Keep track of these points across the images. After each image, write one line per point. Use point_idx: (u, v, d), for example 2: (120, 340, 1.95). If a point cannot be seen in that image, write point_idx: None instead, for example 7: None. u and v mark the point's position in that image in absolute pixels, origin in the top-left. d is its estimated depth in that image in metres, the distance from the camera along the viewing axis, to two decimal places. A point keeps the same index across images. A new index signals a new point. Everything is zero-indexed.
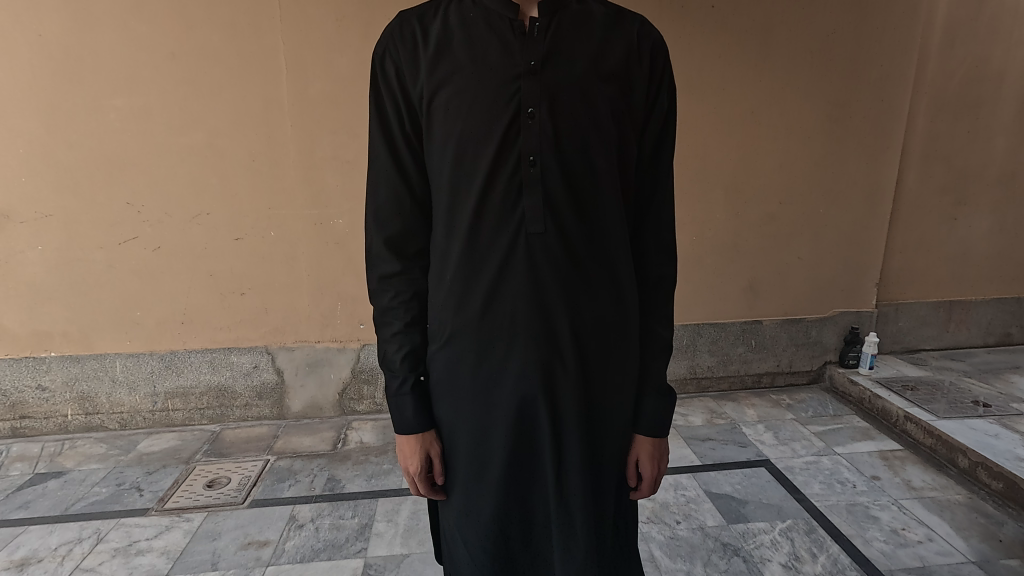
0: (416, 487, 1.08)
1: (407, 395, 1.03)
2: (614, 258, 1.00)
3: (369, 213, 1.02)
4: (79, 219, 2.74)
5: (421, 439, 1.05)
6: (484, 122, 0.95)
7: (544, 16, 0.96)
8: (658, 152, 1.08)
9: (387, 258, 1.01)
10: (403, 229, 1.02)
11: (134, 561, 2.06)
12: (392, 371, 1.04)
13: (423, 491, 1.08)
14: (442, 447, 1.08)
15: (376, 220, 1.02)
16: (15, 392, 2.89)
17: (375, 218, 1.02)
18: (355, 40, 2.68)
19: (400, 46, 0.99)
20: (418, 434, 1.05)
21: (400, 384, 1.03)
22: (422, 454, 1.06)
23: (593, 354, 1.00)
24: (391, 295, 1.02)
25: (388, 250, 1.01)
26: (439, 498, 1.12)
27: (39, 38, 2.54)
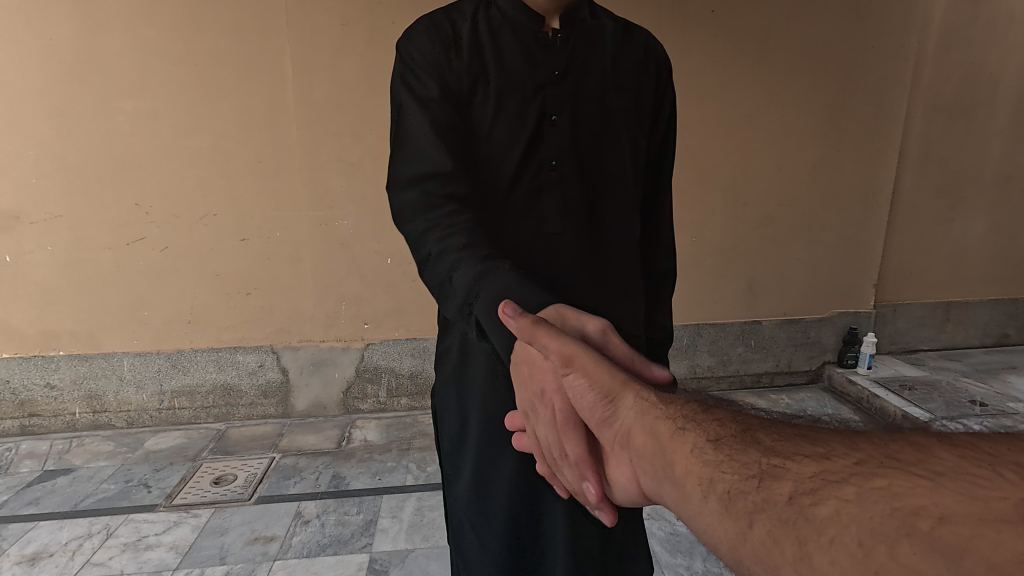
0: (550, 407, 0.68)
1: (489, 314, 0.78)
2: (625, 255, 1.08)
3: (404, 184, 0.95)
4: (89, 220, 2.79)
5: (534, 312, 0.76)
6: (511, 126, 1.00)
7: (564, 28, 1.02)
8: (663, 154, 1.17)
9: (435, 211, 0.91)
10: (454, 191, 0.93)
11: (143, 555, 2.10)
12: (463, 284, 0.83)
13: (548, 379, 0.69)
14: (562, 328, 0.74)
15: (419, 183, 0.93)
16: (24, 391, 2.94)
17: (418, 183, 0.93)
18: (359, 44, 2.72)
19: (432, 43, 1.01)
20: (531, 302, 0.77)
21: (479, 303, 0.80)
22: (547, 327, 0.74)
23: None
24: (444, 231, 0.88)
25: (434, 206, 0.91)
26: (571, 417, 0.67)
27: (51, 42, 2.59)
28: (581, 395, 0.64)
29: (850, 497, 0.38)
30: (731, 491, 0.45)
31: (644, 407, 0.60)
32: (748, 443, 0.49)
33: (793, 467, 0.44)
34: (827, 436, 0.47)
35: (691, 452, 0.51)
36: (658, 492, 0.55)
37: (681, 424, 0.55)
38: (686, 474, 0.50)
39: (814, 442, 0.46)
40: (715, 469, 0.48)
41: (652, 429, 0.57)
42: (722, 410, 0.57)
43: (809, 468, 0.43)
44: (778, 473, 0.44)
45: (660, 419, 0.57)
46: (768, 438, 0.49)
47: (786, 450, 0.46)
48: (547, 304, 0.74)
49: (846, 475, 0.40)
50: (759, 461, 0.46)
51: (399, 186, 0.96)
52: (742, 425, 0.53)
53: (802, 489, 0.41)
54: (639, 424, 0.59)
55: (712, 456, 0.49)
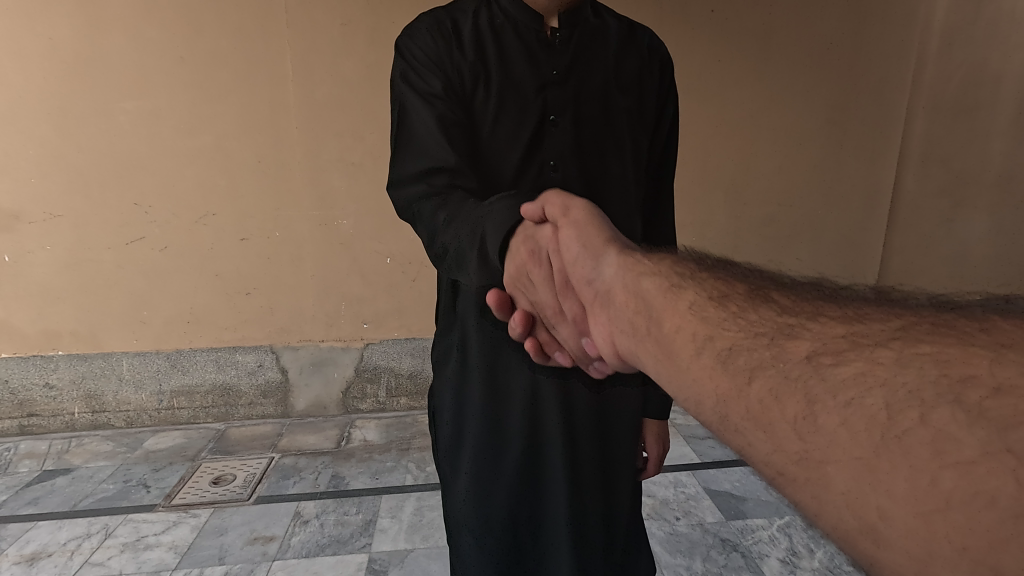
0: (550, 269, 0.69)
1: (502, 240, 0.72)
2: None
3: (409, 178, 0.92)
4: (89, 220, 2.79)
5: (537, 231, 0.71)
6: (514, 124, 1.00)
7: (564, 28, 1.04)
8: (664, 157, 1.19)
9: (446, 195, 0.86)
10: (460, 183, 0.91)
11: (143, 555, 2.09)
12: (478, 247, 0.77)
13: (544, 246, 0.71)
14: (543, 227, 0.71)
15: (425, 177, 0.90)
16: (23, 391, 2.93)
17: (423, 177, 0.90)
18: (360, 44, 2.72)
19: (434, 39, 1.00)
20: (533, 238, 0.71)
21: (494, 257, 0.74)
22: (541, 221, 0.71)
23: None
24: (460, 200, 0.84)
25: (444, 193, 0.87)
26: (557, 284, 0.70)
27: (50, 42, 2.59)
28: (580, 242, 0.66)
29: (883, 360, 0.37)
30: (738, 345, 0.45)
31: (629, 266, 0.60)
32: (768, 310, 0.48)
33: (814, 328, 0.43)
34: (855, 311, 0.45)
35: (687, 310, 0.51)
36: (636, 352, 0.56)
37: (675, 282, 0.54)
38: (684, 329, 0.49)
39: (844, 314, 0.44)
40: (723, 326, 0.47)
41: (636, 285, 0.57)
42: (740, 281, 0.55)
43: (836, 333, 0.41)
44: (798, 335, 0.43)
45: (644, 276, 0.57)
46: (793, 308, 0.47)
47: (811, 316, 0.45)
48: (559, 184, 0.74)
49: (882, 340, 0.39)
50: (778, 323, 0.45)
51: (404, 180, 0.93)
52: (761, 295, 0.51)
53: (826, 350, 0.40)
54: (619, 283, 0.59)
55: (713, 314, 0.49)
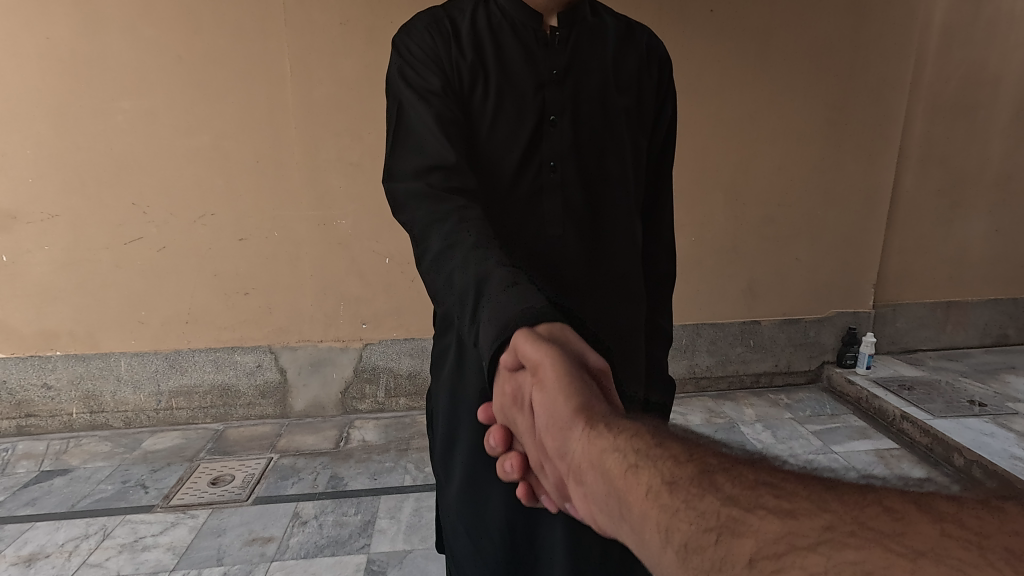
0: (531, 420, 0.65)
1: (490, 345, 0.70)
2: (627, 257, 1.08)
3: (406, 176, 0.92)
4: (86, 220, 2.78)
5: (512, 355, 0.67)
6: (511, 124, 1.00)
7: (564, 27, 1.02)
8: (662, 157, 1.19)
9: (444, 203, 0.87)
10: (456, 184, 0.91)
11: (140, 556, 2.09)
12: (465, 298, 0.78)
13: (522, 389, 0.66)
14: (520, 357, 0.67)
15: (422, 177, 0.90)
16: (21, 391, 2.93)
17: (422, 175, 0.90)
18: (358, 43, 2.71)
19: (431, 38, 1.00)
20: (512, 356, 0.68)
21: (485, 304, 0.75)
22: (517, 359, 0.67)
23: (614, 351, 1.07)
24: (454, 227, 0.84)
25: (441, 198, 0.87)
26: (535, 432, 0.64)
27: (49, 40, 2.58)
28: (552, 406, 0.60)
29: (814, 573, 0.32)
30: (689, 546, 0.39)
31: (592, 438, 0.54)
32: (704, 487, 0.42)
33: (751, 522, 0.37)
34: (793, 486, 0.40)
35: (645, 496, 0.44)
36: (613, 531, 0.50)
37: (633, 460, 0.48)
38: (642, 521, 0.44)
39: (777, 491, 0.39)
40: (672, 514, 0.41)
41: (599, 463, 0.51)
42: (679, 442, 0.50)
43: (772, 529, 0.36)
44: (739, 530, 0.37)
45: (607, 451, 0.51)
46: (729, 482, 0.42)
47: (748, 500, 0.39)
48: (549, 317, 0.69)
49: (816, 543, 0.34)
50: (717, 510, 0.39)
51: (402, 179, 0.93)
52: (698, 463, 0.45)
53: (765, 555, 0.35)
54: (586, 458, 0.53)
55: (667, 500, 0.43)
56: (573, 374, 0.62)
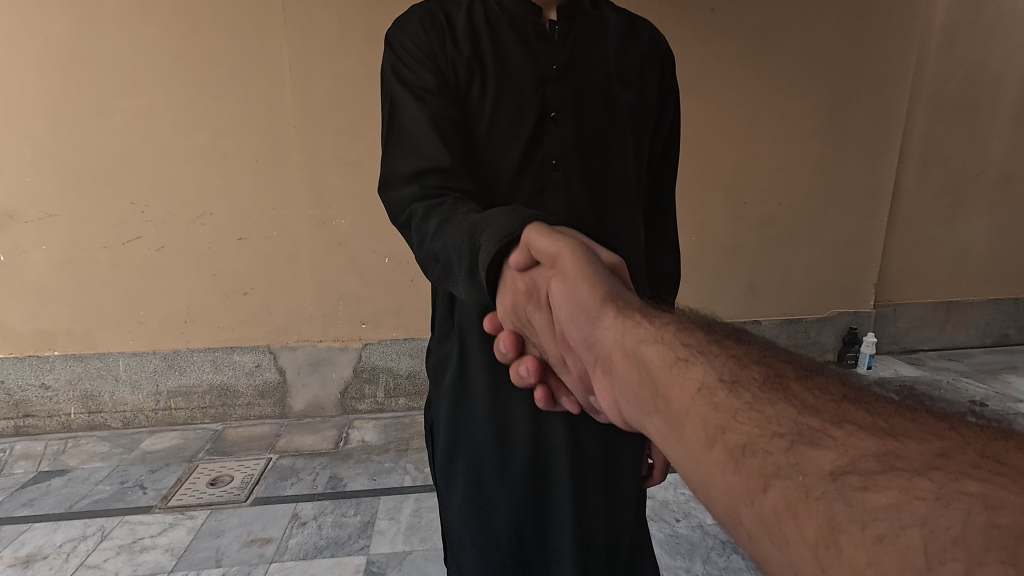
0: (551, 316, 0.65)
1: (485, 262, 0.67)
2: (631, 255, 1.05)
3: (402, 179, 0.89)
4: (84, 219, 2.77)
5: (526, 258, 0.64)
6: (512, 122, 0.98)
7: (564, 21, 1.02)
8: (664, 154, 1.18)
9: (439, 197, 0.83)
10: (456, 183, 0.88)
11: (139, 558, 2.07)
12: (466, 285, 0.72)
13: (538, 286, 0.65)
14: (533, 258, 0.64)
15: (417, 177, 0.87)
16: (19, 391, 2.91)
17: (416, 177, 0.87)
18: (358, 41, 2.70)
19: (427, 32, 0.98)
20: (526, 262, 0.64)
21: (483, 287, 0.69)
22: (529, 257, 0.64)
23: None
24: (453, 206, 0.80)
25: (436, 196, 0.83)
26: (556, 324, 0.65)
27: (45, 39, 2.56)
28: (579, 299, 0.61)
29: (922, 494, 0.32)
30: (746, 446, 0.39)
31: (629, 328, 0.55)
32: (779, 398, 0.41)
33: (839, 436, 0.37)
34: (884, 414, 0.39)
35: (698, 391, 0.45)
36: (642, 422, 0.52)
37: (681, 355, 0.49)
38: (693, 412, 0.44)
39: (877, 419, 0.38)
40: (736, 413, 0.41)
41: (636, 351, 0.53)
42: (746, 355, 0.48)
43: (867, 446, 0.35)
44: (820, 441, 0.37)
45: (644, 341, 0.53)
46: (812, 400, 0.41)
47: (834, 416, 0.39)
48: (547, 220, 0.67)
49: (923, 468, 0.33)
50: (794, 421, 0.39)
51: (399, 179, 0.91)
52: (771, 375, 0.44)
53: (853, 468, 0.34)
54: (619, 350, 0.55)
55: (725, 400, 0.43)
56: (596, 268, 0.62)
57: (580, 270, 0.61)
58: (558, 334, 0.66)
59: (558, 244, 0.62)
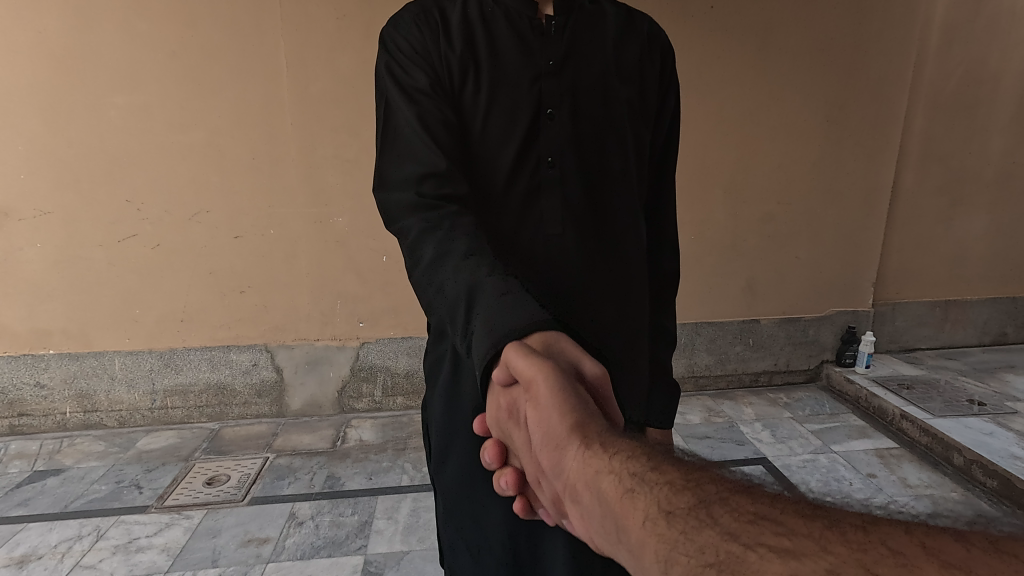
0: (528, 436, 0.63)
1: (488, 349, 0.67)
2: (635, 263, 1.07)
3: (397, 182, 0.90)
4: (79, 217, 2.74)
5: (504, 372, 0.65)
6: (507, 119, 0.97)
7: (560, 15, 1.00)
8: (666, 149, 1.17)
9: (438, 211, 0.84)
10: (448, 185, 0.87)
11: (134, 558, 2.06)
12: (454, 321, 0.76)
13: (517, 405, 0.64)
14: (509, 370, 0.65)
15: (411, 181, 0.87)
16: (14, 390, 2.89)
17: (413, 181, 0.87)
18: (355, 39, 2.67)
19: (421, 29, 0.97)
20: (505, 373, 0.65)
21: (476, 322, 0.72)
22: (507, 374, 0.65)
23: (617, 356, 1.04)
24: (448, 232, 0.81)
25: (434, 207, 0.84)
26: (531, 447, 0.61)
27: (40, 34, 2.53)
28: (544, 421, 0.58)
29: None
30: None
31: (589, 455, 0.53)
32: (703, 520, 0.41)
33: (752, 558, 0.37)
34: (799, 519, 0.39)
35: (643, 525, 0.44)
36: (613, 552, 0.49)
37: (629, 484, 0.48)
38: (645, 545, 0.43)
39: (779, 530, 0.38)
40: (672, 549, 0.41)
41: (595, 483, 0.51)
42: (676, 467, 0.49)
43: (773, 570, 0.35)
44: (738, 567, 0.37)
45: (602, 472, 0.51)
46: (728, 516, 0.41)
47: (748, 535, 0.39)
48: (544, 327, 0.68)
49: None
50: (716, 546, 0.39)
51: (392, 181, 0.90)
52: (696, 490, 0.45)
53: None
54: (581, 476, 0.52)
55: (666, 531, 0.42)
56: (568, 385, 0.60)
57: (552, 388, 0.59)
58: (535, 463, 0.61)
59: (538, 359, 0.63)
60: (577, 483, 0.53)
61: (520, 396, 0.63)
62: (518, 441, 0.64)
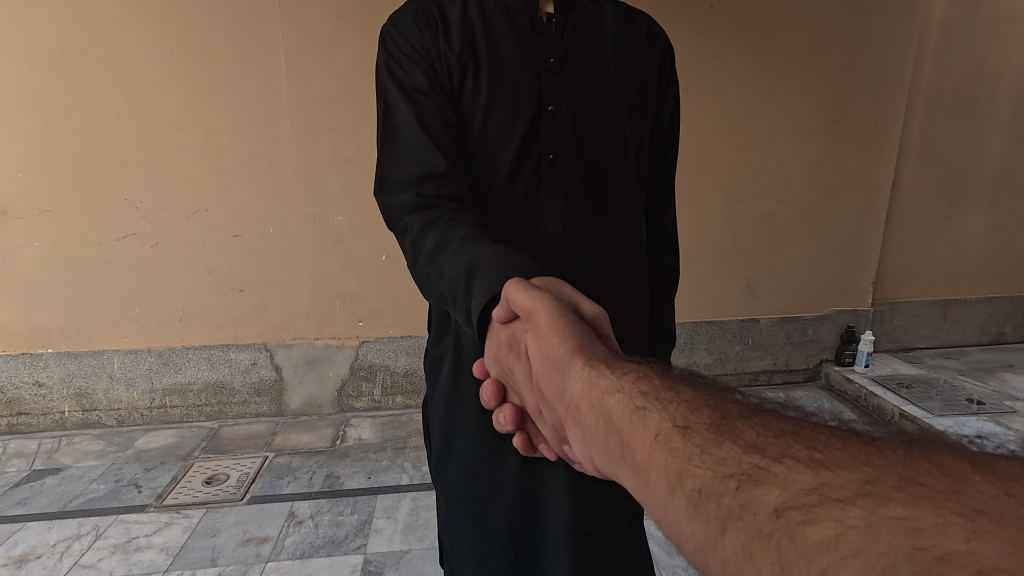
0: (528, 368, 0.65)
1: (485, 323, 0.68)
2: (636, 260, 1.06)
3: (397, 183, 0.90)
4: (78, 215, 2.74)
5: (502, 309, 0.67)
6: (507, 119, 0.97)
7: (559, 14, 1.00)
8: (666, 148, 1.16)
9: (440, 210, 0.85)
10: (448, 185, 0.87)
11: (134, 557, 2.05)
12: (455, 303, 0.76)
13: (517, 339, 0.66)
14: (508, 308, 0.66)
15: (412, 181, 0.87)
16: (12, 389, 2.88)
17: (414, 182, 0.87)
18: (355, 36, 2.67)
19: (420, 29, 0.97)
20: (503, 311, 0.67)
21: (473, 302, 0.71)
22: (506, 310, 0.67)
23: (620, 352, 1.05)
24: (447, 225, 0.81)
25: (435, 206, 0.85)
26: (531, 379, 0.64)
27: (38, 33, 2.52)
28: (546, 349, 0.60)
29: (855, 523, 0.32)
30: (703, 488, 0.39)
31: (595, 378, 0.54)
32: (725, 437, 0.42)
33: (781, 470, 0.37)
34: (825, 438, 0.40)
35: (654, 438, 0.45)
36: (611, 472, 0.49)
37: (639, 402, 0.48)
38: (650, 461, 0.44)
39: (810, 445, 0.39)
40: (687, 458, 0.41)
41: (600, 403, 0.51)
42: (691, 391, 0.50)
43: (802, 477, 0.36)
44: (765, 479, 0.37)
45: (607, 393, 0.51)
46: (753, 432, 0.42)
47: (774, 450, 0.39)
48: (544, 273, 0.69)
49: (853, 496, 0.34)
50: (740, 458, 0.39)
51: (393, 182, 0.90)
52: (718, 413, 0.45)
53: (796, 503, 0.35)
54: (583, 399, 0.53)
55: (680, 444, 0.43)
56: (569, 317, 0.62)
57: (554, 320, 0.61)
58: (534, 392, 0.64)
59: (539, 293, 0.64)
60: (578, 406, 0.54)
61: (520, 331, 0.65)
62: (517, 372, 0.67)
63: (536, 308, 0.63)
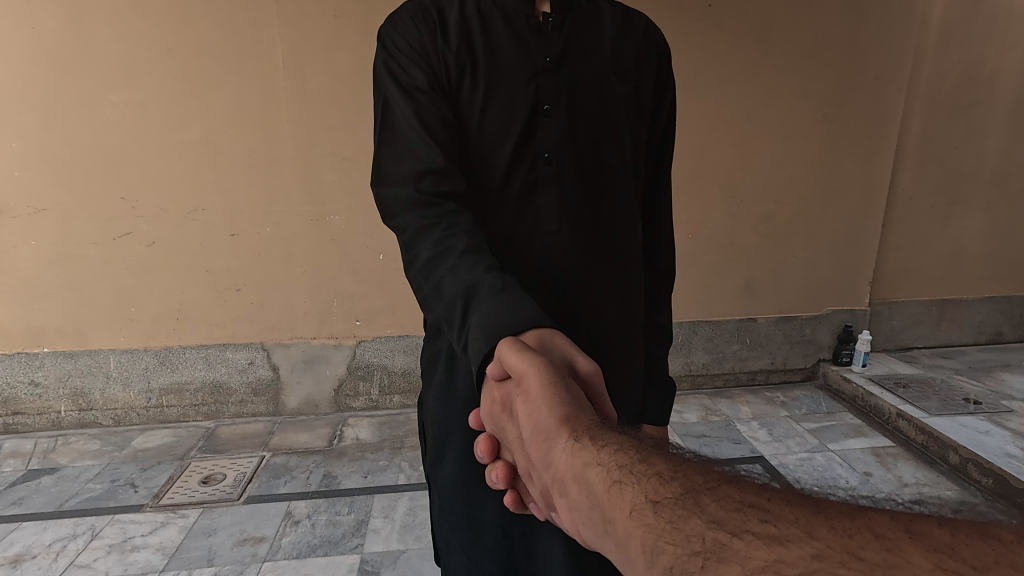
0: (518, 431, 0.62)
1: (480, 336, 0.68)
2: (632, 260, 1.06)
3: (395, 180, 0.89)
4: (73, 214, 2.73)
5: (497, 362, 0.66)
6: (504, 117, 0.96)
7: (557, 14, 1.00)
8: (663, 147, 1.16)
9: (436, 208, 0.84)
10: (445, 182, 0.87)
11: (130, 557, 2.05)
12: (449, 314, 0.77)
13: (509, 399, 0.63)
14: (501, 362, 0.65)
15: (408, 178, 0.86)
16: (8, 388, 2.87)
17: (411, 179, 0.87)
18: (353, 36, 2.66)
19: (418, 27, 0.96)
20: (497, 363, 0.65)
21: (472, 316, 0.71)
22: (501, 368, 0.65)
23: (616, 351, 1.05)
24: (446, 231, 0.81)
25: (433, 203, 0.84)
26: (521, 443, 0.61)
27: (35, 30, 2.51)
28: (536, 414, 0.58)
29: None
30: (674, 569, 0.37)
31: (579, 449, 0.52)
32: (691, 509, 0.40)
33: (738, 546, 0.36)
34: (785, 509, 0.38)
35: (630, 516, 0.43)
36: (600, 545, 0.47)
37: (616, 476, 0.47)
38: (629, 542, 0.42)
39: (766, 518, 0.37)
40: (657, 540, 0.40)
41: (582, 476, 0.49)
42: (664, 459, 0.48)
43: (759, 556, 0.34)
44: (725, 556, 0.36)
45: (590, 465, 0.49)
46: (716, 505, 0.40)
47: (734, 524, 0.38)
48: (540, 325, 0.68)
49: (803, 573, 0.32)
50: (702, 534, 0.38)
51: (390, 180, 0.90)
52: (684, 480, 0.44)
53: None
54: (569, 470, 0.51)
55: (653, 520, 0.41)
56: (560, 382, 0.60)
57: (544, 383, 0.59)
58: (525, 459, 0.60)
59: (533, 355, 0.63)
60: (564, 477, 0.52)
61: (512, 392, 0.63)
62: (509, 435, 0.64)
63: (530, 371, 0.61)
